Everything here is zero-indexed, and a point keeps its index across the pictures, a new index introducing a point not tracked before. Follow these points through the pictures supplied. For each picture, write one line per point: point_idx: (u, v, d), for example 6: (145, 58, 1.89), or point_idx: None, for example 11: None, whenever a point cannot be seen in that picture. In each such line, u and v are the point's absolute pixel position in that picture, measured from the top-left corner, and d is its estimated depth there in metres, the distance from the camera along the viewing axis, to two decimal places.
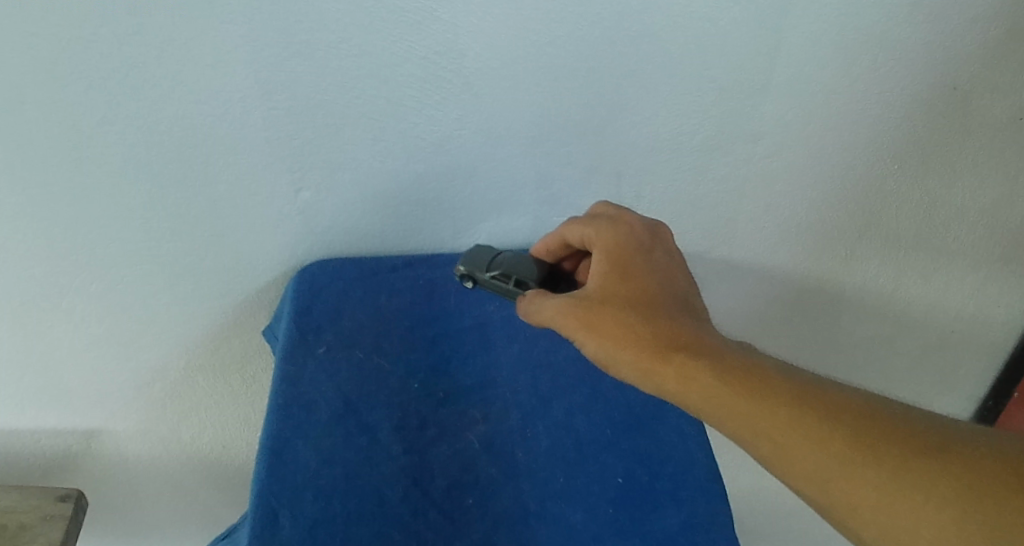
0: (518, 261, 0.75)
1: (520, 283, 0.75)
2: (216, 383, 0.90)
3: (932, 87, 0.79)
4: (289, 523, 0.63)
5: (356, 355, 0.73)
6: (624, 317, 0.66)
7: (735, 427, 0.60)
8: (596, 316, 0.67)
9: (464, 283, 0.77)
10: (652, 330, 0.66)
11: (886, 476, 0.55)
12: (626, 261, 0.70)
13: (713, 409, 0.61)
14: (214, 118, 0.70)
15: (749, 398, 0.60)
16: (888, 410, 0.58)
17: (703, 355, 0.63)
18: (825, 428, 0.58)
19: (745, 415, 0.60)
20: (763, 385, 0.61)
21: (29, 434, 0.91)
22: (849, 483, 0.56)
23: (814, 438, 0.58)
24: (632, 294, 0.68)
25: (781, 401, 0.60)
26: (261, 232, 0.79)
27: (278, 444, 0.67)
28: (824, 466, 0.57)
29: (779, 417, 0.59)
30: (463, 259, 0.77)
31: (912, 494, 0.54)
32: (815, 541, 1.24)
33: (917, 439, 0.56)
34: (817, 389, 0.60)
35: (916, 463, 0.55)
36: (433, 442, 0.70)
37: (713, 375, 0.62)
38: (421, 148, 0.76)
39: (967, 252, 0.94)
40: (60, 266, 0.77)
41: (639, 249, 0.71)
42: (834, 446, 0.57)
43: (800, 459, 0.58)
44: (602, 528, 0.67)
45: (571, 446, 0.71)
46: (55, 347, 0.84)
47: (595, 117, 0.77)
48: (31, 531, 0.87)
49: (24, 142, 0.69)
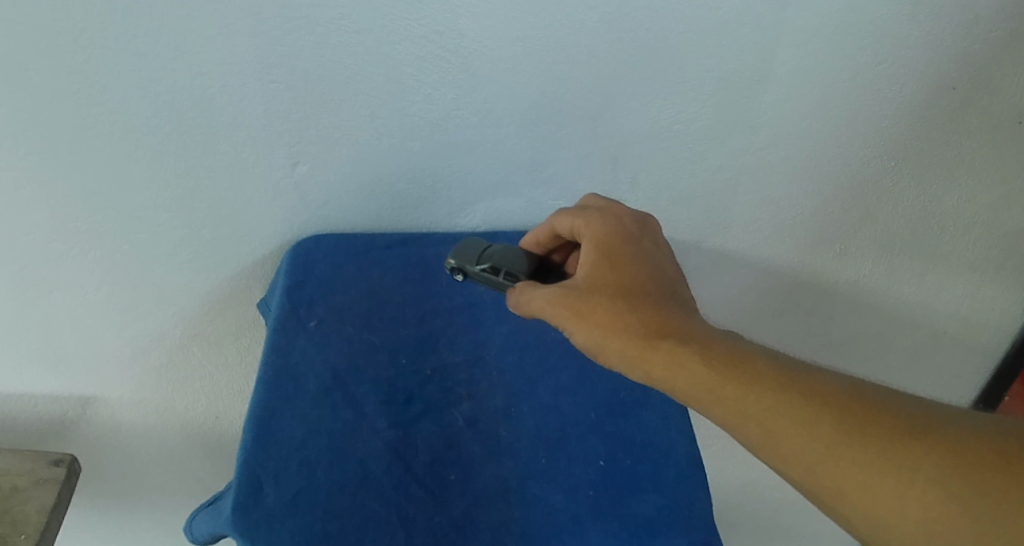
0: (508, 253, 0.74)
1: (511, 276, 0.73)
2: (211, 353, 0.91)
3: (931, 84, 0.79)
4: (273, 491, 0.64)
5: (346, 329, 0.74)
6: (612, 302, 0.66)
7: (723, 413, 0.61)
8: (585, 303, 0.67)
9: (455, 276, 0.76)
10: (639, 316, 0.66)
11: (874, 458, 0.57)
12: (614, 249, 0.70)
13: (702, 394, 0.61)
14: (214, 90, 0.71)
15: (737, 384, 0.61)
16: (873, 394, 0.59)
17: (690, 341, 0.64)
18: (813, 413, 0.59)
19: (731, 401, 0.60)
20: (749, 371, 0.61)
21: (27, 398, 0.93)
22: (836, 466, 0.57)
23: (801, 423, 0.58)
24: (619, 281, 0.68)
25: (766, 387, 0.60)
26: (260, 204, 0.79)
27: (266, 414, 0.67)
28: (810, 451, 0.58)
29: (765, 404, 0.60)
30: (454, 254, 0.75)
31: (900, 474, 0.56)
32: (802, 533, 1.25)
33: (903, 421, 0.57)
34: (801, 376, 0.61)
35: (902, 445, 0.56)
36: (420, 416, 0.71)
37: (701, 360, 0.62)
38: (419, 128, 0.77)
39: (963, 253, 0.94)
40: (60, 233, 0.78)
41: (628, 238, 0.71)
42: (821, 431, 0.58)
43: (786, 444, 0.59)
44: (581, 510, 0.68)
45: (554, 427, 0.72)
46: (53, 314, 0.85)
47: (594, 102, 0.77)
48: (24, 494, 0.89)
49: (25, 109, 0.70)
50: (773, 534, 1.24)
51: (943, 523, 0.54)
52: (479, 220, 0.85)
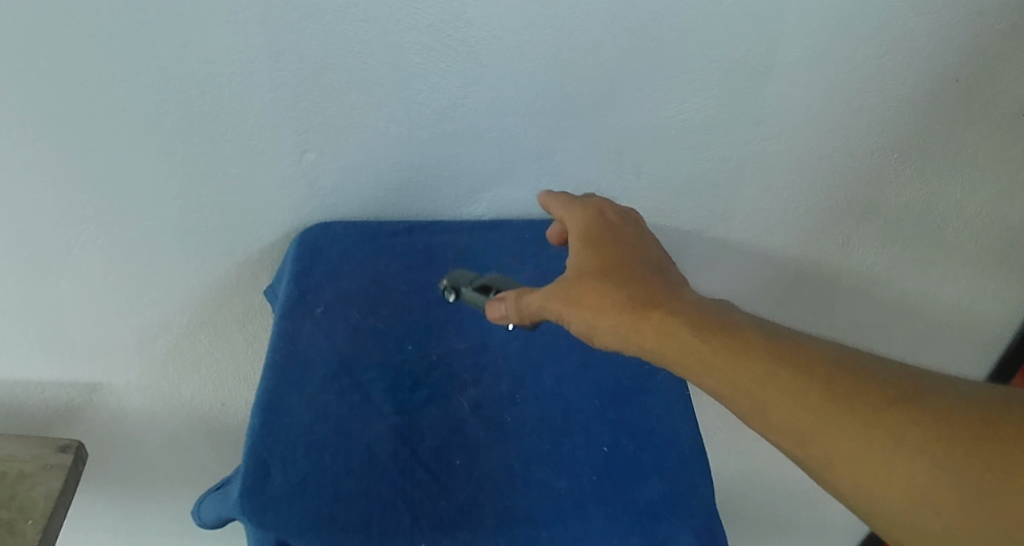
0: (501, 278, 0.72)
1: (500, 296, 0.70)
2: (217, 340, 0.92)
3: (934, 77, 0.80)
4: (281, 473, 0.62)
5: (352, 315, 0.72)
6: (598, 283, 0.66)
7: (712, 385, 0.61)
8: (574, 288, 0.67)
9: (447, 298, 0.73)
10: (625, 297, 0.65)
11: (864, 428, 0.57)
12: (600, 237, 0.71)
13: (692, 366, 0.62)
14: (223, 78, 0.72)
15: (726, 355, 0.61)
16: (861, 362, 0.60)
17: (679, 312, 0.64)
18: (801, 383, 0.59)
19: (720, 372, 0.61)
20: (736, 341, 0.61)
21: (34, 385, 0.94)
22: (826, 437, 0.58)
23: (790, 394, 0.59)
24: (605, 264, 0.68)
25: (754, 359, 0.60)
26: (268, 192, 0.80)
27: (274, 399, 0.65)
28: (800, 421, 0.58)
29: (753, 373, 0.60)
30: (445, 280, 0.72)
31: (890, 445, 0.56)
32: (804, 523, 1.25)
33: (890, 391, 0.58)
34: (789, 348, 0.61)
35: (892, 416, 0.57)
36: (424, 404, 0.68)
37: (690, 334, 0.62)
38: (425, 116, 0.77)
39: (964, 247, 0.95)
40: (69, 219, 0.80)
41: (612, 228, 0.72)
42: (811, 402, 0.58)
43: (775, 415, 0.59)
44: (584, 496, 0.64)
45: (559, 414, 0.69)
46: (62, 299, 0.87)
47: (598, 93, 0.78)
48: (30, 480, 0.90)
49: (35, 96, 0.71)
50: (775, 524, 1.25)
51: (933, 493, 0.55)
52: (483, 209, 0.86)
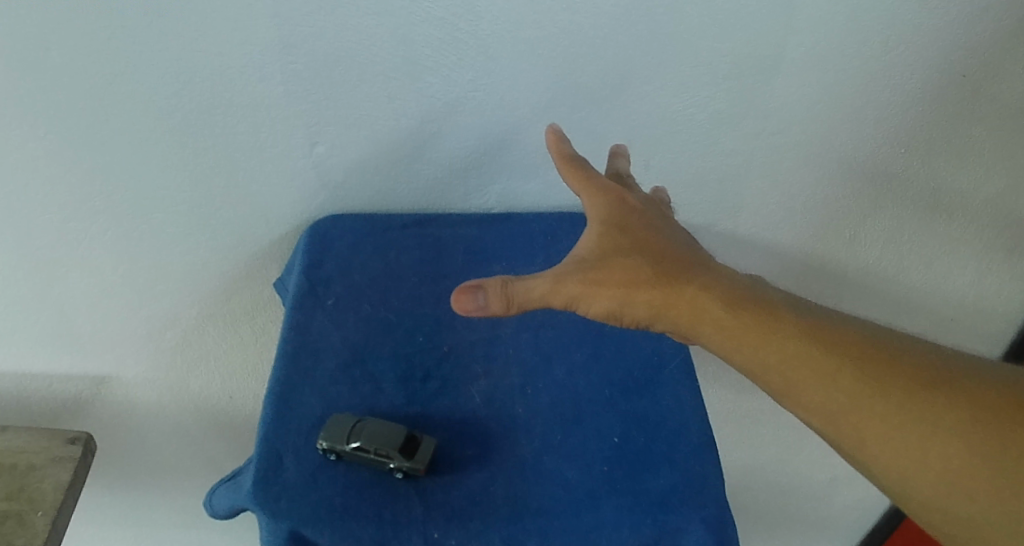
0: (384, 431, 0.61)
1: (384, 455, 0.60)
2: (226, 333, 0.92)
3: (941, 72, 0.81)
4: (293, 466, 0.61)
5: (363, 308, 0.72)
6: (633, 264, 0.64)
7: (748, 364, 0.63)
8: (600, 272, 0.64)
9: (328, 455, 0.61)
10: (659, 280, 0.64)
11: (894, 408, 0.60)
12: (624, 221, 0.67)
13: (728, 344, 0.63)
14: (234, 71, 0.73)
15: (763, 335, 0.62)
16: (891, 345, 0.62)
17: (716, 290, 0.64)
18: (834, 363, 0.61)
19: (759, 351, 0.62)
20: (773, 321, 0.63)
21: (42, 378, 0.95)
22: (857, 415, 0.60)
23: (823, 374, 0.61)
24: (633, 247, 0.66)
25: (790, 339, 0.62)
26: (278, 184, 0.81)
27: (285, 390, 0.65)
28: (832, 400, 0.61)
29: (789, 352, 0.62)
30: (324, 430, 0.62)
31: (920, 425, 0.59)
32: (810, 516, 1.26)
33: (919, 374, 0.61)
34: (824, 330, 0.63)
35: (919, 399, 0.59)
36: (353, 464, 0.61)
37: (727, 315, 0.63)
38: (436, 109, 0.78)
39: (970, 242, 0.95)
40: (80, 211, 0.81)
41: (636, 215, 0.68)
42: (842, 382, 0.61)
43: (807, 394, 0.61)
44: (596, 484, 0.62)
45: (569, 405, 0.66)
46: (72, 291, 0.87)
47: (607, 87, 0.78)
48: (40, 471, 0.90)
49: (47, 88, 0.72)
50: (781, 516, 1.25)
51: (959, 473, 0.57)
52: (493, 202, 0.85)
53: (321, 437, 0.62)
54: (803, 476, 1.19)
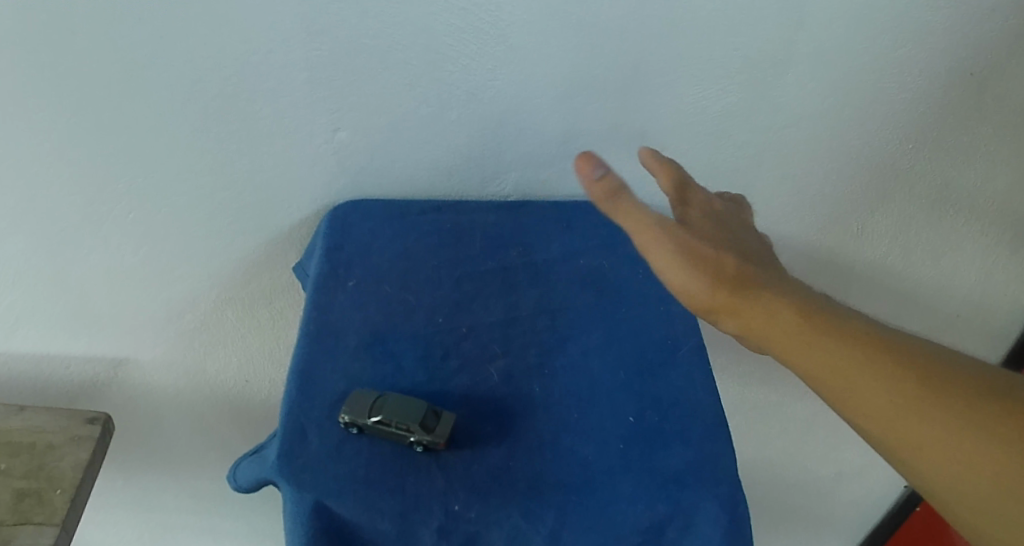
0: (405, 405, 0.63)
1: (405, 428, 0.62)
2: (244, 317, 0.94)
3: (949, 69, 0.83)
4: (317, 439, 0.63)
5: (384, 289, 0.73)
6: (707, 240, 0.64)
7: (801, 360, 0.59)
8: (660, 243, 0.62)
9: (349, 429, 0.63)
10: (726, 262, 0.63)
11: (961, 418, 0.55)
12: (699, 207, 0.68)
13: (783, 335, 0.60)
14: (259, 56, 0.75)
15: (819, 331, 0.60)
16: (954, 357, 0.58)
17: (776, 287, 0.62)
18: (890, 367, 0.57)
19: (811, 345, 0.59)
20: (829, 320, 0.60)
21: (61, 361, 0.97)
22: (915, 422, 0.55)
23: (879, 375, 0.57)
24: (706, 231, 0.66)
25: (843, 337, 0.59)
26: (299, 169, 0.83)
27: (308, 366, 0.67)
28: (886, 403, 0.56)
29: (842, 351, 0.59)
30: (346, 404, 0.63)
31: (995, 441, 0.53)
32: (815, 508, 1.27)
33: (993, 388, 0.55)
34: (880, 336, 0.59)
35: (994, 412, 0.54)
36: (376, 438, 0.63)
37: (786, 305, 0.61)
38: (456, 97, 0.79)
39: (977, 238, 0.97)
40: (104, 194, 0.83)
41: (710, 206, 0.69)
42: (897, 386, 0.57)
43: (862, 394, 0.57)
44: (613, 462, 0.64)
45: (585, 384, 0.68)
46: (93, 272, 0.89)
47: (623, 78, 0.80)
48: (59, 451, 0.92)
49: (75, 71, 0.74)
50: (787, 508, 1.27)
51: None
52: (510, 190, 0.87)
53: (343, 411, 0.63)
54: (809, 468, 1.21)
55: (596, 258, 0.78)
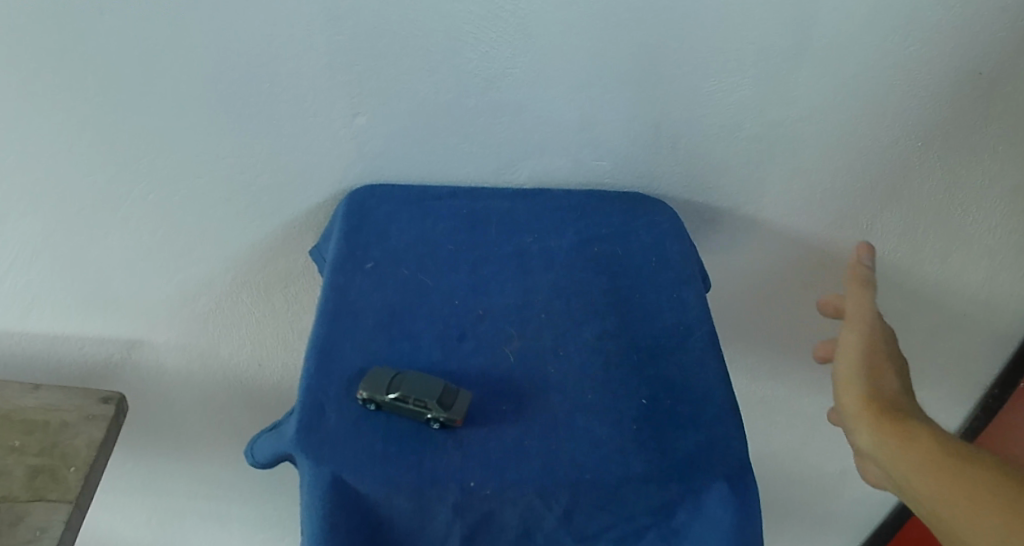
0: (422, 383, 0.64)
1: (422, 405, 0.63)
2: (258, 301, 0.95)
3: (960, 68, 0.83)
4: (335, 415, 0.64)
5: (401, 271, 0.75)
6: (871, 342, 0.73)
7: (899, 449, 0.67)
8: (881, 357, 0.72)
9: (367, 406, 0.64)
10: (883, 366, 0.72)
11: None
12: (879, 327, 0.75)
13: (902, 431, 0.67)
14: (282, 40, 0.76)
15: (931, 432, 0.67)
16: None
17: (906, 396, 0.70)
18: (989, 473, 0.64)
19: (922, 443, 0.66)
20: (935, 426, 0.68)
21: (75, 341, 0.98)
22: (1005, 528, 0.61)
23: (972, 474, 0.64)
24: (880, 344, 0.73)
25: (951, 440, 0.66)
26: (317, 153, 0.84)
27: (327, 344, 0.68)
28: (985, 506, 0.62)
29: (947, 450, 0.66)
30: (362, 382, 0.65)
31: None
32: (819, 504, 1.28)
33: None
34: (999, 462, 0.65)
35: None
36: (393, 414, 0.64)
37: (911, 411, 0.69)
38: (474, 84, 0.80)
39: (984, 236, 0.98)
40: (124, 173, 0.84)
41: (889, 334, 0.75)
42: (998, 495, 0.62)
43: (962, 494, 0.63)
44: (625, 442, 0.65)
45: (599, 366, 0.69)
46: (110, 253, 0.90)
47: (639, 69, 0.81)
48: (73, 428, 0.93)
49: (100, 49, 0.75)
50: (791, 504, 1.28)
51: None
52: (525, 178, 0.88)
53: (361, 388, 0.65)
54: (813, 463, 1.22)
55: (609, 245, 0.79)
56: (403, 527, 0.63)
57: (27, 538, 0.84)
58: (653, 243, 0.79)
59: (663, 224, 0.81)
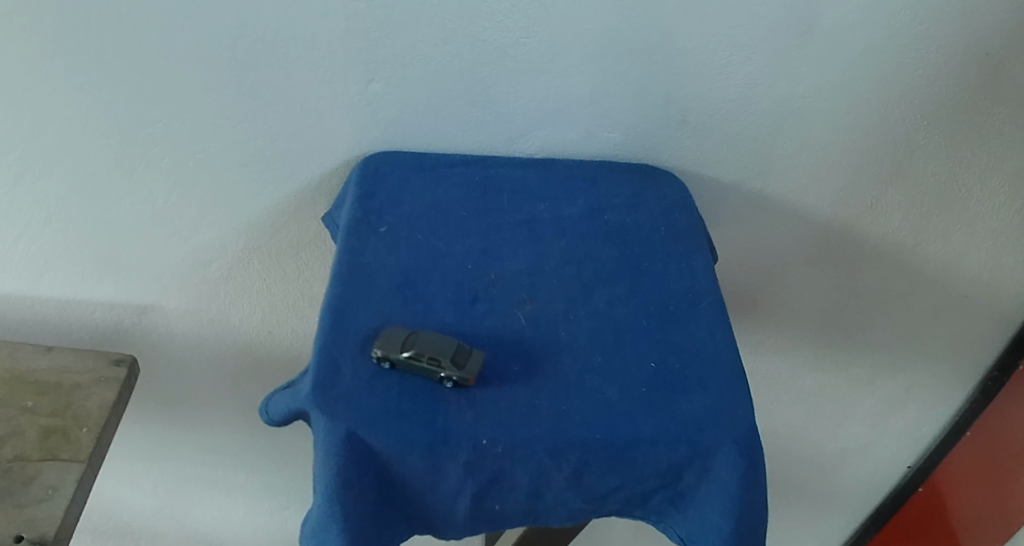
0: (435, 340, 0.65)
1: (436, 362, 0.64)
2: (270, 267, 0.96)
3: (967, 46, 0.85)
4: (350, 373, 0.65)
5: (414, 236, 0.76)
6: None
7: None
8: None
9: (381, 364, 0.66)
10: None
11: None
12: None
13: None
14: (299, 5, 0.77)
15: None
16: None
17: None
18: None
19: None
20: None
21: (87, 306, 0.99)
22: None
23: None
24: None
25: None
26: (332, 120, 0.84)
27: (341, 305, 0.69)
28: None
29: None
30: (377, 340, 0.66)
31: None
32: (819, 482, 1.30)
33: None
34: None
35: None
36: (406, 373, 0.66)
37: None
38: (488, 53, 0.81)
39: (988, 216, 0.99)
40: (139, 136, 0.84)
41: None
42: None
43: None
44: (635, 404, 0.66)
45: (609, 330, 0.70)
46: (123, 217, 0.91)
47: (651, 42, 0.82)
48: (85, 390, 0.94)
49: (119, 10, 0.76)
50: (791, 481, 1.29)
51: None
52: (536, 149, 0.89)
53: (375, 347, 0.66)
54: (813, 440, 1.23)
55: (620, 215, 0.81)
56: (416, 484, 0.65)
57: (39, 497, 0.85)
58: (661, 213, 0.81)
59: (671, 196, 0.83)
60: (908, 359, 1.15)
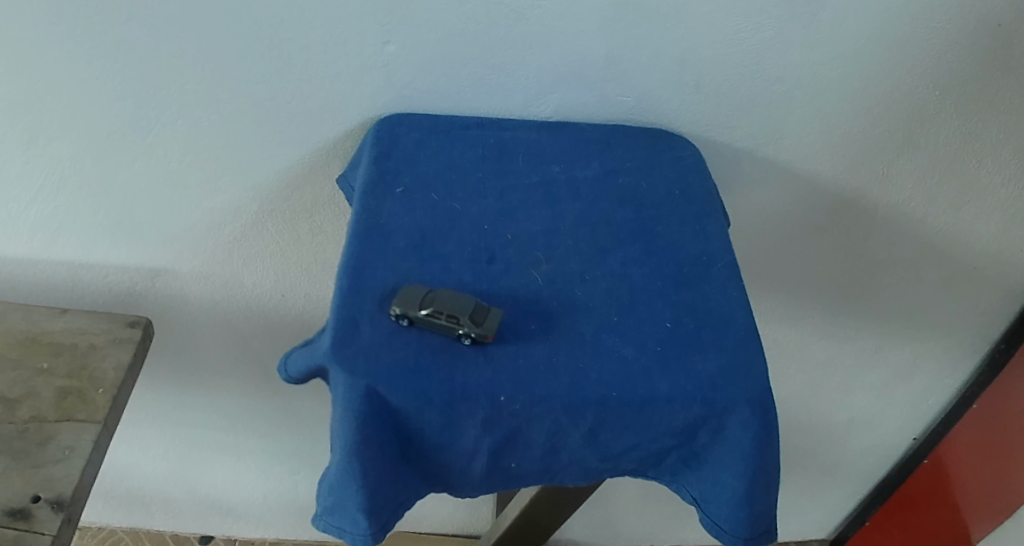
0: (454, 299, 0.66)
1: (454, 319, 0.65)
2: (283, 231, 0.96)
3: (981, 14, 0.84)
4: (368, 329, 0.66)
5: (430, 196, 0.76)
6: None
7: None
8: None
9: (399, 322, 0.66)
10: None
11: None
12: None
13: None
14: None
15: None
16: None
17: None
18: None
19: None
20: None
21: (100, 269, 0.99)
22: None
23: None
24: None
25: None
26: (346, 82, 0.84)
27: (360, 263, 0.70)
28: None
29: None
30: (395, 299, 0.67)
31: None
32: (825, 449, 1.31)
33: None
34: None
35: None
36: (424, 331, 0.66)
37: None
38: (503, 15, 0.81)
39: (999, 186, 0.99)
40: (153, 98, 0.84)
41: None
42: None
43: None
44: (650, 362, 0.66)
45: (624, 290, 0.71)
46: (136, 181, 0.91)
47: (667, 6, 0.82)
48: (100, 351, 0.95)
49: None
50: (798, 449, 1.31)
51: None
52: (550, 113, 0.89)
53: (394, 305, 0.66)
54: (820, 408, 1.24)
55: (634, 178, 0.81)
56: (434, 440, 0.65)
57: (56, 457, 0.86)
58: (676, 176, 0.81)
59: (686, 159, 0.83)
60: (917, 329, 1.15)
